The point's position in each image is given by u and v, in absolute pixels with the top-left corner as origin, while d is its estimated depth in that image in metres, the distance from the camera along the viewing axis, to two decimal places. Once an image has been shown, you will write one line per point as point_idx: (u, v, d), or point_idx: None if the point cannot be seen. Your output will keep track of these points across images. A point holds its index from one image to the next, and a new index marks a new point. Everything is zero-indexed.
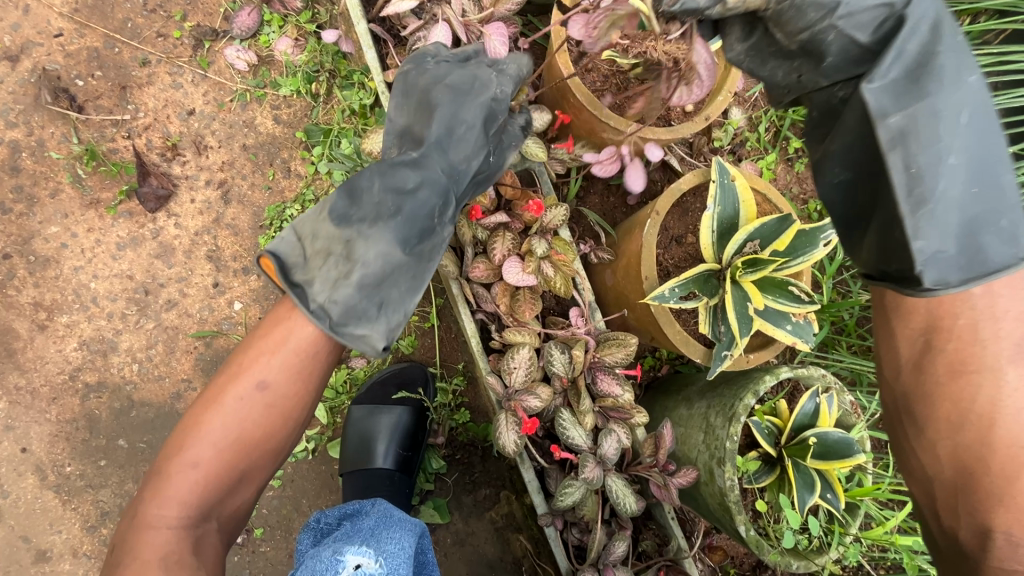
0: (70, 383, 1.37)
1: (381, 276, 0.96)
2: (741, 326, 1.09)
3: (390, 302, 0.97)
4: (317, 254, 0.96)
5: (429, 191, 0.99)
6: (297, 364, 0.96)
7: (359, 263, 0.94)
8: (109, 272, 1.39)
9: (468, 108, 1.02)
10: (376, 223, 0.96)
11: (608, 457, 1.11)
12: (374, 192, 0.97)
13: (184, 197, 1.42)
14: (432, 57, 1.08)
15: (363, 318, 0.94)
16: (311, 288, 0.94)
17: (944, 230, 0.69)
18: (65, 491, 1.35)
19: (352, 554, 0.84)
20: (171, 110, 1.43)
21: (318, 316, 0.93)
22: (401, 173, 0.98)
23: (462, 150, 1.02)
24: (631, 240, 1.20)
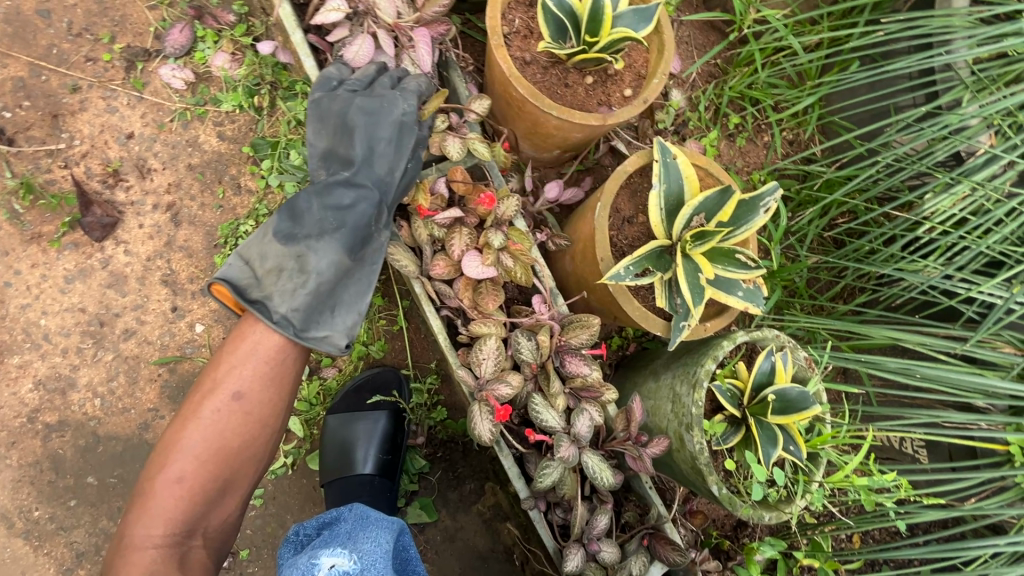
0: (29, 426, 1.32)
1: (333, 283, 1.05)
2: (694, 296, 1.14)
3: (344, 305, 1.07)
4: (270, 273, 1.04)
5: (363, 203, 1.07)
6: (270, 369, 1.02)
7: (311, 274, 1.03)
8: (59, 307, 1.35)
9: (382, 126, 1.08)
10: (322, 237, 1.05)
11: (582, 435, 1.15)
12: (315, 210, 1.06)
13: (131, 223, 1.39)
14: (338, 81, 1.13)
15: (323, 321, 1.05)
16: (270, 303, 1.02)
17: None
18: (36, 537, 1.31)
19: (326, 556, 0.84)
20: (109, 135, 1.39)
21: (282, 325, 1.02)
22: (335, 192, 1.07)
23: (385, 161, 1.08)
24: (584, 224, 1.24)
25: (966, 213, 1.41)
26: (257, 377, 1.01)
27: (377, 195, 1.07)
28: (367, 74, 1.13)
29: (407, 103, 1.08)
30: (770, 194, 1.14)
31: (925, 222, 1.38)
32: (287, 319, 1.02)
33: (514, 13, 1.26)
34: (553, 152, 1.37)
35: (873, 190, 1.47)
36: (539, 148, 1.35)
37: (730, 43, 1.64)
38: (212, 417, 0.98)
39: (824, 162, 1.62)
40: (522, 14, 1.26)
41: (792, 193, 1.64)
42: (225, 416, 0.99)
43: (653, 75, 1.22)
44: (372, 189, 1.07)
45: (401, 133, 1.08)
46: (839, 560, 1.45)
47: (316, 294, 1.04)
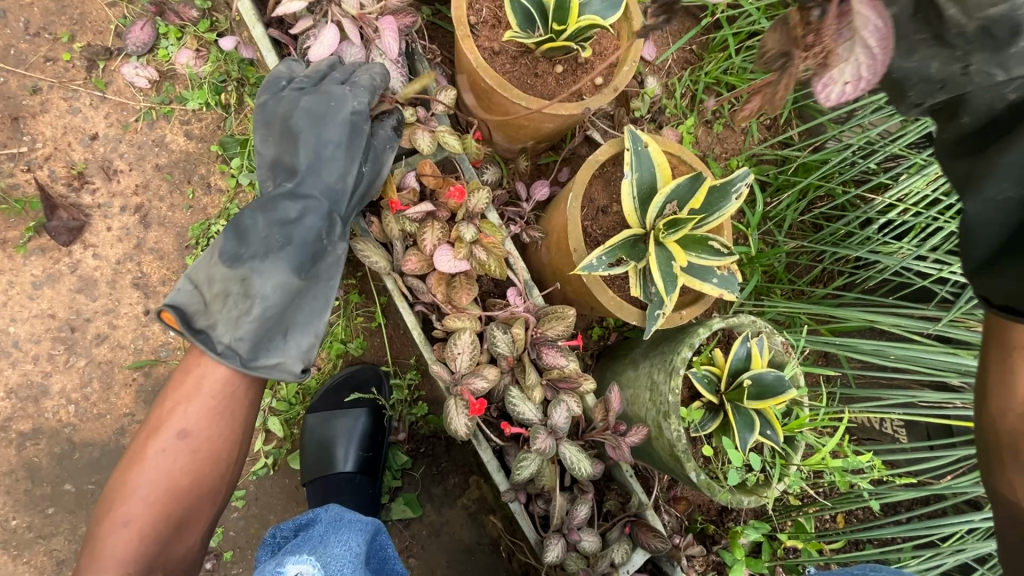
0: (2, 435, 1.30)
1: (281, 306, 1.03)
2: (667, 284, 1.13)
3: (296, 327, 1.04)
4: (217, 297, 1.01)
5: (310, 216, 1.05)
6: (217, 406, 1.00)
7: (257, 299, 1.00)
8: (28, 314, 1.33)
9: (328, 130, 1.06)
10: (268, 257, 1.02)
11: (559, 426, 1.15)
12: (260, 228, 1.04)
13: (99, 226, 1.36)
14: (287, 80, 1.13)
15: (273, 347, 1.02)
16: (215, 331, 1.00)
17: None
18: (14, 546, 1.29)
19: (291, 564, 0.81)
20: (72, 136, 1.36)
21: (228, 354, 0.99)
22: (280, 206, 1.05)
23: (333, 169, 1.07)
24: (558, 215, 1.23)
25: (938, 194, 1.42)
26: (203, 415, 1.00)
27: (325, 206, 1.06)
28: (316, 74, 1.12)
29: (355, 102, 1.06)
30: (741, 179, 1.14)
31: (898, 204, 1.39)
32: (233, 348, 1.00)
33: (482, 3, 1.24)
34: (526, 143, 1.36)
35: (848, 173, 1.48)
36: (512, 139, 1.34)
37: (704, 28, 1.63)
38: (160, 458, 0.98)
39: (799, 145, 1.63)
40: (489, 3, 1.24)
41: (770, 178, 1.64)
42: (172, 456, 0.98)
43: (624, 61, 1.19)
44: (320, 200, 1.06)
45: (349, 136, 1.07)
46: (821, 541, 1.47)
47: (263, 320, 1.01)
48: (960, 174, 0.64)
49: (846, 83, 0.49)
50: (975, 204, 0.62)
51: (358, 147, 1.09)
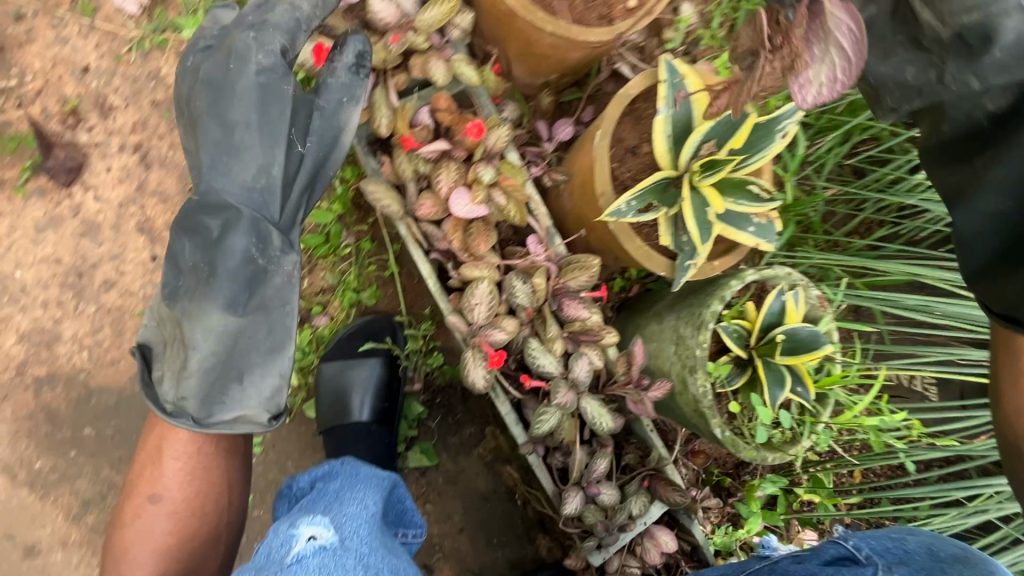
0: (19, 379, 1.30)
1: (220, 350, 1.01)
2: (701, 232, 1.05)
3: (249, 373, 1.03)
4: (167, 340, 1.03)
5: (230, 229, 0.99)
6: (187, 465, 1.08)
7: (191, 351, 0.99)
8: (33, 258, 1.29)
9: (234, 108, 1.01)
10: (197, 287, 1.00)
11: (581, 380, 1.10)
12: (188, 257, 1.01)
13: (99, 166, 1.30)
14: (205, 44, 1.06)
15: (220, 395, 1.02)
16: (164, 387, 1.02)
17: None
18: (40, 486, 1.31)
19: (305, 526, 0.79)
20: (63, 69, 1.27)
21: (178, 413, 1.01)
22: (199, 225, 1.00)
23: (251, 164, 1.02)
24: (582, 155, 1.13)
25: None
26: (176, 477, 1.07)
27: (250, 215, 1.01)
28: (223, 31, 1.06)
29: (258, 61, 1.00)
30: (790, 116, 1.02)
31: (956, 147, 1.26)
32: (180, 406, 1.01)
33: None
34: (550, 77, 1.24)
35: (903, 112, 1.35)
36: (534, 73, 1.22)
37: None
38: (147, 522, 1.06)
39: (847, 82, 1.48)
40: None
41: (813, 117, 1.48)
42: (160, 518, 1.06)
43: None
44: (244, 210, 1.00)
45: (256, 111, 1.01)
46: (839, 496, 1.45)
47: (203, 373, 1.00)
48: (953, 183, 0.65)
49: (822, 86, 0.46)
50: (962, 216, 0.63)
51: (272, 121, 1.02)
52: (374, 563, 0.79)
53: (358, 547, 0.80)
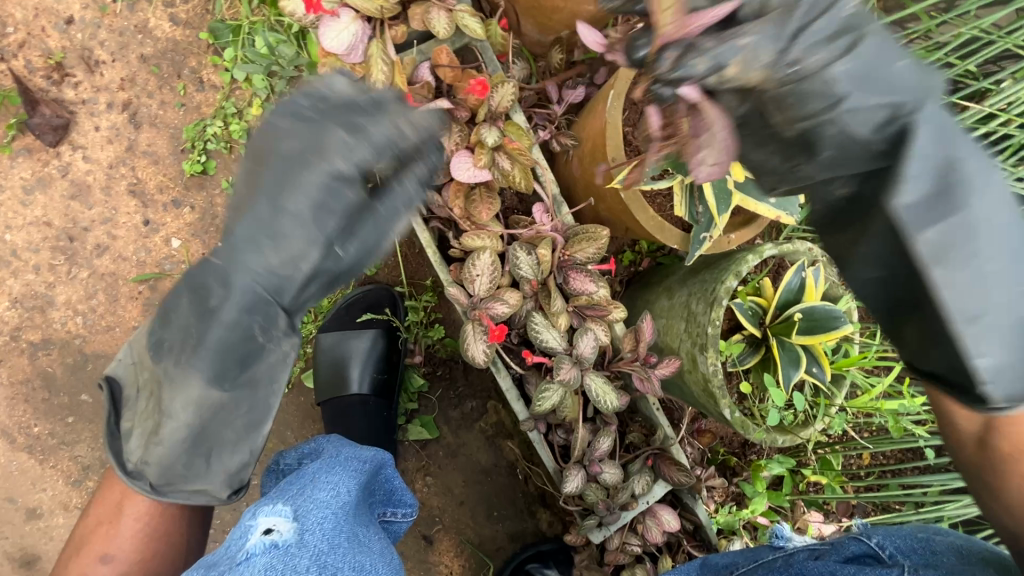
0: (13, 344, 1.28)
1: (199, 430, 0.74)
2: (719, 203, 0.98)
3: (222, 449, 0.75)
4: (143, 387, 0.77)
5: (238, 311, 0.71)
6: (146, 528, 0.86)
7: (165, 418, 0.73)
8: (23, 221, 1.25)
9: (297, 173, 0.72)
10: (182, 359, 0.72)
11: (585, 356, 1.05)
12: (182, 314, 0.73)
13: (86, 125, 1.24)
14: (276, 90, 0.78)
15: (189, 473, 0.76)
16: (128, 440, 0.77)
17: (1004, 330, 0.54)
18: (39, 451, 1.31)
19: (263, 517, 0.77)
20: (46, 20, 1.21)
21: (135, 477, 0.76)
22: (207, 286, 0.72)
23: (286, 241, 0.72)
24: (594, 117, 1.06)
25: None
26: (132, 540, 0.85)
27: (254, 291, 0.71)
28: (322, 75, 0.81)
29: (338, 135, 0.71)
30: None
31: (1003, 113, 1.15)
32: (141, 470, 0.76)
33: None
34: (561, 34, 1.14)
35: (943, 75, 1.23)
36: (544, 29, 1.12)
37: None
38: None
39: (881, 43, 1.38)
40: None
41: None
42: None
43: None
44: (252, 280, 0.71)
45: (316, 189, 0.71)
46: (847, 478, 1.42)
47: (174, 446, 0.74)
48: (834, 251, 0.64)
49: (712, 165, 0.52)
50: (852, 282, 0.63)
51: (330, 207, 0.72)
52: (331, 562, 0.76)
53: (316, 544, 0.76)
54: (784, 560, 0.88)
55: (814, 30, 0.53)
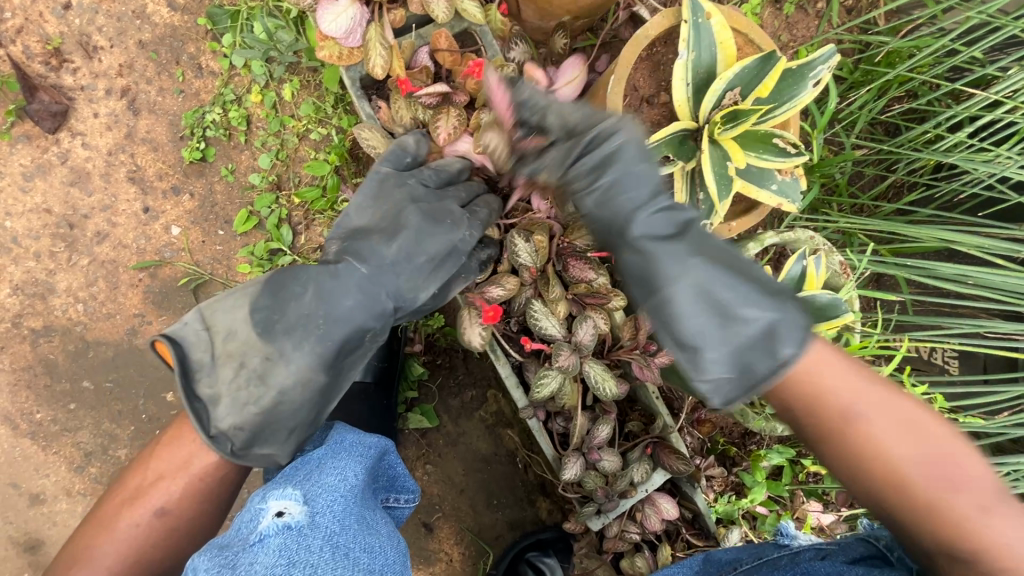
0: (15, 331, 1.28)
1: (297, 404, 0.86)
2: (720, 190, 0.97)
3: (303, 425, 0.87)
4: (229, 356, 0.84)
5: (360, 317, 0.89)
6: (203, 488, 0.89)
7: (272, 390, 0.84)
8: (23, 208, 1.25)
9: (430, 237, 0.93)
10: (299, 344, 0.85)
11: (584, 343, 1.05)
12: (305, 303, 0.87)
13: (85, 112, 1.24)
14: (411, 156, 1.00)
15: (271, 437, 0.85)
16: (216, 406, 0.83)
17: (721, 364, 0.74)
18: (42, 438, 1.32)
19: (274, 500, 0.77)
20: (43, 6, 1.20)
21: (218, 442, 0.83)
22: (336, 295, 0.88)
23: (409, 277, 0.93)
24: (595, 103, 1.04)
25: None
26: (186, 495, 0.88)
27: (375, 326, 0.91)
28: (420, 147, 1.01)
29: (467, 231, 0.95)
30: (824, 61, 0.92)
31: (1007, 100, 1.14)
32: (226, 435, 0.83)
33: None
34: (561, 20, 1.10)
35: (947, 61, 1.22)
36: (544, 15, 1.09)
37: None
38: (128, 532, 0.85)
39: (885, 30, 1.36)
40: None
41: (845, 72, 1.40)
42: (145, 531, 0.86)
43: None
44: (372, 316, 0.90)
45: (444, 253, 0.94)
46: None
47: (267, 413, 0.84)
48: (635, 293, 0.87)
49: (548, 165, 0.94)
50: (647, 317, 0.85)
51: (440, 262, 0.94)
52: (343, 543, 0.77)
53: (328, 525, 0.78)
54: (791, 558, 0.89)
55: (583, 162, 0.82)
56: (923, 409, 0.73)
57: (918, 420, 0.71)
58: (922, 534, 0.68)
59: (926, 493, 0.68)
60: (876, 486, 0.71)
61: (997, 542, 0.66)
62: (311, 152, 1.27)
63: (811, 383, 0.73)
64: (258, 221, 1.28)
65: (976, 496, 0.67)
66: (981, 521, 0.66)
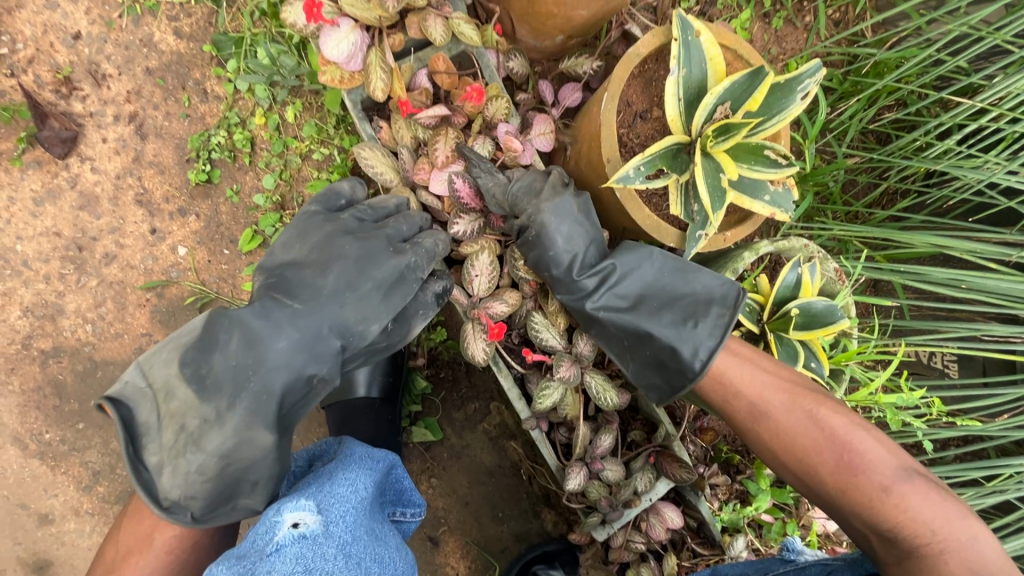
0: (25, 352, 1.31)
1: (245, 460, 0.85)
2: (713, 201, 0.98)
3: (263, 478, 0.87)
4: (168, 420, 0.84)
5: (304, 361, 0.91)
6: (175, 560, 0.94)
7: (213, 454, 0.83)
8: (33, 231, 1.28)
9: (373, 269, 0.97)
10: (237, 401, 0.85)
11: (584, 354, 1.07)
12: (236, 356, 0.87)
13: (94, 137, 1.27)
14: (347, 198, 1.09)
15: (236, 492, 0.87)
16: (160, 474, 0.83)
17: (648, 381, 0.95)
18: (51, 458, 1.33)
19: (289, 512, 0.78)
20: (53, 36, 1.24)
21: (175, 511, 0.83)
22: (271, 339, 0.89)
23: (355, 313, 0.96)
24: (589, 119, 1.06)
25: None
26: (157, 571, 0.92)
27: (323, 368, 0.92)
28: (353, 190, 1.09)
29: (412, 261, 0.98)
30: (810, 75, 0.95)
31: (991, 108, 1.17)
32: (181, 504, 0.83)
33: None
34: (556, 40, 1.14)
35: (934, 71, 1.25)
36: (539, 35, 1.12)
37: None
38: None
39: (873, 41, 1.40)
40: None
41: (834, 82, 1.43)
42: None
43: None
44: (319, 356, 0.92)
45: (391, 285, 0.97)
46: None
47: (221, 476, 0.84)
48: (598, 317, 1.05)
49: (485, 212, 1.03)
50: None
51: (391, 296, 0.98)
52: (355, 553, 0.79)
53: (341, 534, 0.79)
54: (797, 572, 0.93)
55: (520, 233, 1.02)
56: (829, 400, 0.86)
57: (824, 410, 0.84)
58: (845, 515, 0.81)
59: (834, 472, 0.81)
60: (796, 473, 0.85)
61: (906, 514, 0.75)
62: (314, 172, 1.30)
63: (730, 386, 0.89)
64: (262, 240, 1.31)
65: (880, 473, 0.78)
66: (885, 496, 0.77)
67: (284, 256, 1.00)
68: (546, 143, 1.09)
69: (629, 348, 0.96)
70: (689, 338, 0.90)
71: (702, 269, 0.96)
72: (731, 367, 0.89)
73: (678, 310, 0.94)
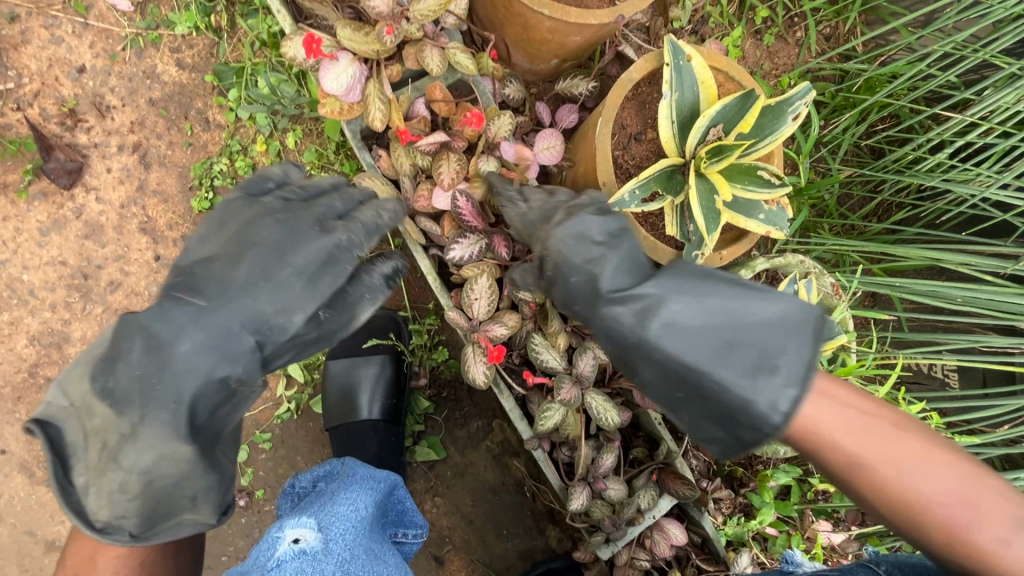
0: (31, 380, 1.32)
1: (167, 474, 0.74)
2: (708, 223, 0.99)
3: (200, 487, 0.77)
4: (87, 436, 0.74)
5: (217, 362, 0.76)
6: None
7: (130, 471, 0.72)
8: (40, 261, 1.30)
9: (294, 253, 0.81)
10: (146, 411, 0.73)
11: (585, 375, 1.08)
12: (137, 364, 0.73)
13: (98, 167, 1.30)
14: (276, 181, 0.91)
15: (173, 506, 0.77)
16: (87, 492, 0.74)
17: (709, 436, 0.75)
18: None
19: (291, 529, 0.80)
20: (59, 70, 1.27)
21: (112, 531, 0.75)
22: (175, 342, 0.74)
23: (275, 304, 0.80)
24: (585, 141, 1.08)
25: None
26: None
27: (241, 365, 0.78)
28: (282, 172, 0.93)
29: (341, 238, 0.83)
30: (801, 97, 0.97)
31: (981, 123, 1.19)
32: (116, 523, 0.75)
33: None
34: (550, 63, 1.16)
35: (923, 86, 1.27)
36: (535, 59, 1.15)
37: None
38: None
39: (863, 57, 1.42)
40: None
41: (826, 96, 1.45)
42: None
43: None
44: (235, 354, 0.77)
45: (317, 269, 0.82)
46: None
47: (147, 492, 0.74)
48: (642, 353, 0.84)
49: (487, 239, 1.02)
50: None
51: (320, 280, 0.82)
52: (354, 570, 0.79)
53: (340, 552, 0.80)
54: None
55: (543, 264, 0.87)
56: (939, 443, 0.71)
57: (932, 458, 0.69)
58: (949, 563, 0.70)
59: (945, 530, 0.68)
60: (898, 525, 0.71)
61: None
62: None
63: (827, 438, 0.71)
64: None
65: (1000, 523, 0.66)
66: (1006, 551, 0.66)
67: (196, 250, 0.83)
68: (550, 157, 1.10)
69: (685, 397, 0.75)
70: (766, 388, 0.69)
71: (780, 296, 0.74)
72: (825, 412, 0.71)
73: (751, 350, 0.71)
